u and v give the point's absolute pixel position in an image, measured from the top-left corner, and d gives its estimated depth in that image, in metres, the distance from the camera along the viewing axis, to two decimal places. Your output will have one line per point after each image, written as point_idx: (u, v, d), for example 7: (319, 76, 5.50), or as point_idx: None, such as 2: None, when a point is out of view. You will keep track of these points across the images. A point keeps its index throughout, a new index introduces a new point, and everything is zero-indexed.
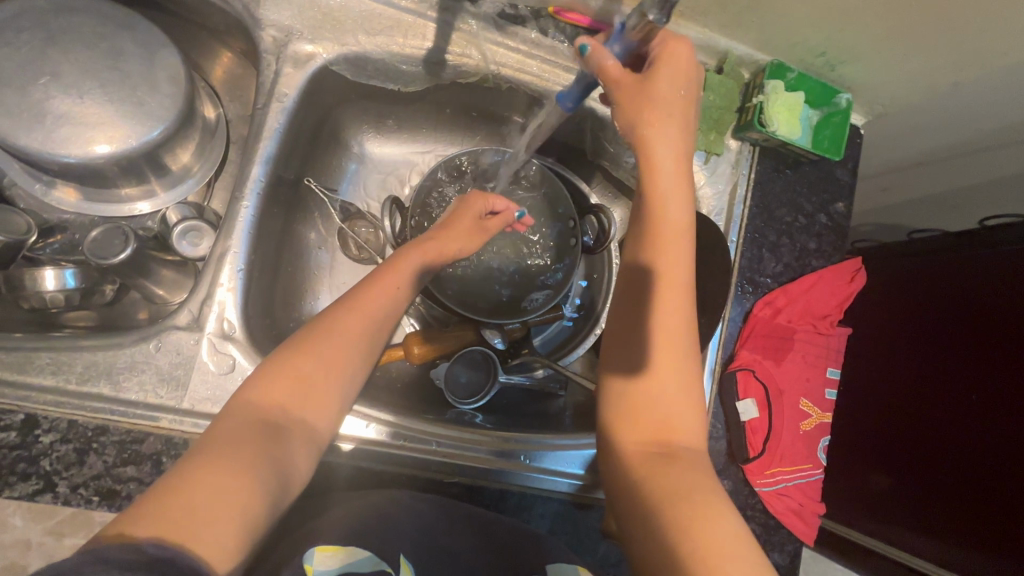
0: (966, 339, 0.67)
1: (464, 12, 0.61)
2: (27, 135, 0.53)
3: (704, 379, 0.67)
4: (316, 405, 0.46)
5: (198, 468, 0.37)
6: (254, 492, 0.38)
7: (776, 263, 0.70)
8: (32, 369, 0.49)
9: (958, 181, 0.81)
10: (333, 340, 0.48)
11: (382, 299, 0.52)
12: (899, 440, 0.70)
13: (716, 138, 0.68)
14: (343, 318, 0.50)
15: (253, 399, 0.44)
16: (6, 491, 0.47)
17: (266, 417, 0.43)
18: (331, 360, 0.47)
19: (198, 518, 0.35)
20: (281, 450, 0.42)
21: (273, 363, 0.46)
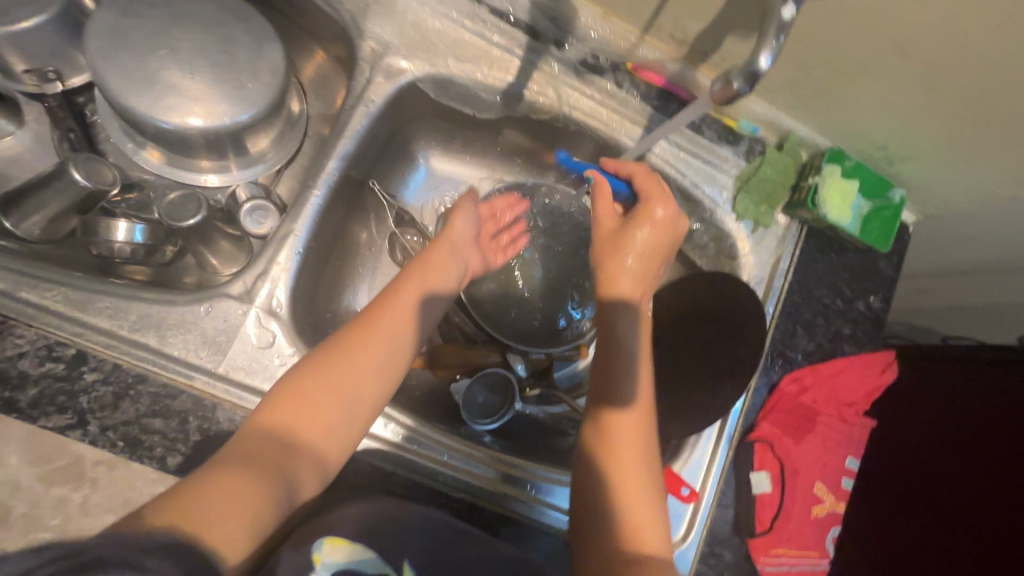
0: (992, 458, 0.66)
1: (549, 55, 0.65)
2: (136, 98, 0.57)
3: (720, 444, 0.66)
4: (343, 389, 0.49)
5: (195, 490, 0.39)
6: (262, 490, 0.42)
7: (808, 341, 0.70)
8: (91, 309, 0.51)
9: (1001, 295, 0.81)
10: (344, 359, 0.50)
11: (394, 320, 0.54)
12: (905, 547, 0.68)
13: (767, 210, 0.70)
14: (356, 338, 0.51)
15: (264, 418, 0.46)
16: (41, 420, 0.48)
17: (273, 439, 0.45)
18: (358, 348, 0.51)
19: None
20: (283, 471, 0.44)
21: (285, 383, 0.49)
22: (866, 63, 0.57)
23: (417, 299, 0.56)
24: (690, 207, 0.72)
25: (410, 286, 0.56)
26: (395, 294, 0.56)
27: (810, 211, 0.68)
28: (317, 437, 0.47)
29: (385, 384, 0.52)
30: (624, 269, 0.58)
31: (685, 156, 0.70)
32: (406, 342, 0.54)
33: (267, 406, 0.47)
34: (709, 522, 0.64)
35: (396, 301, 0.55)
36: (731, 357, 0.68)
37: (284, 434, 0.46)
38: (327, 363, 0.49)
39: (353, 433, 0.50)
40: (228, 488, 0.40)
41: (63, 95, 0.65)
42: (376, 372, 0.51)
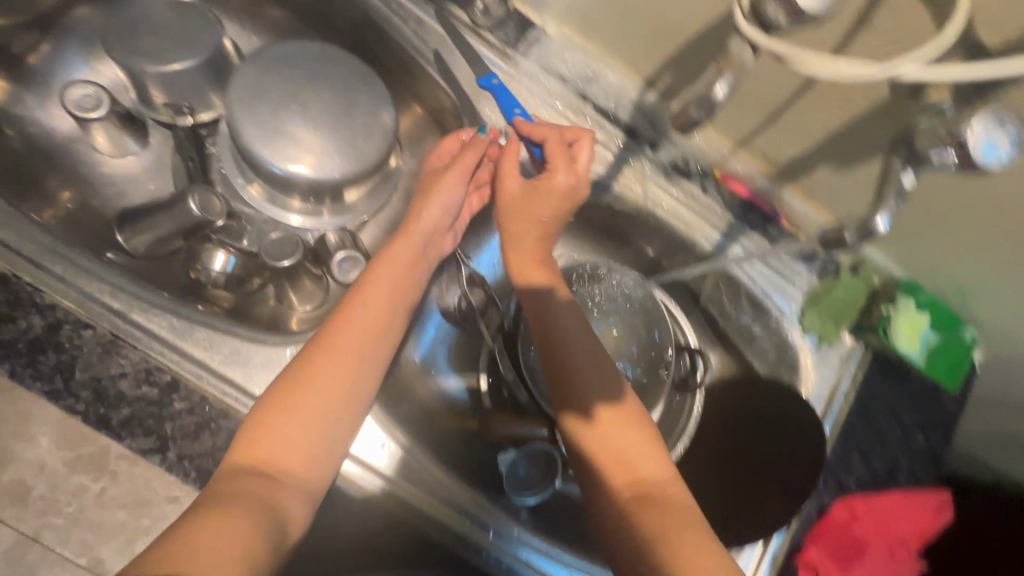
0: None
1: (642, 155, 0.68)
2: (263, 146, 0.62)
3: (763, 561, 0.66)
4: (313, 382, 0.51)
5: (189, 529, 0.39)
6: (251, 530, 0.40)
7: (863, 468, 0.69)
8: (190, 339, 0.54)
9: None
10: (310, 390, 0.50)
11: (354, 333, 0.54)
12: None
13: (834, 329, 0.71)
14: (319, 344, 0.53)
15: (240, 456, 0.47)
16: (126, 440, 0.50)
17: (253, 472, 0.45)
18: (321, 353, 0.52)
19: (214, 560, 0.37)
20: (268, 497, 0.44)
21: (254, 416, 0.49)
22: (955, 219, 0.58)
23: (383, 302, 0.57)
24: (757, 312, 0.73)
25: (389, 285, 0.58)
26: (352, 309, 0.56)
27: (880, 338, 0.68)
28: (295, 468, 0.48)
29: (356, 408, 0.52)
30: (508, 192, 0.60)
31: (759, 265, 0.72)
32: (377, 343, 0.55)
33: (240, 443, 0.47)
34: None
35: (365, 305, 0.56)
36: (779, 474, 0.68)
37: (261, 468, 0.46)
38: (291, 397, 0.50)
39: (329, 456, 0.50)
40: (217, 529, 0.39)
41: (190, 128, 0.70)
42: (350, 389, 0.52)
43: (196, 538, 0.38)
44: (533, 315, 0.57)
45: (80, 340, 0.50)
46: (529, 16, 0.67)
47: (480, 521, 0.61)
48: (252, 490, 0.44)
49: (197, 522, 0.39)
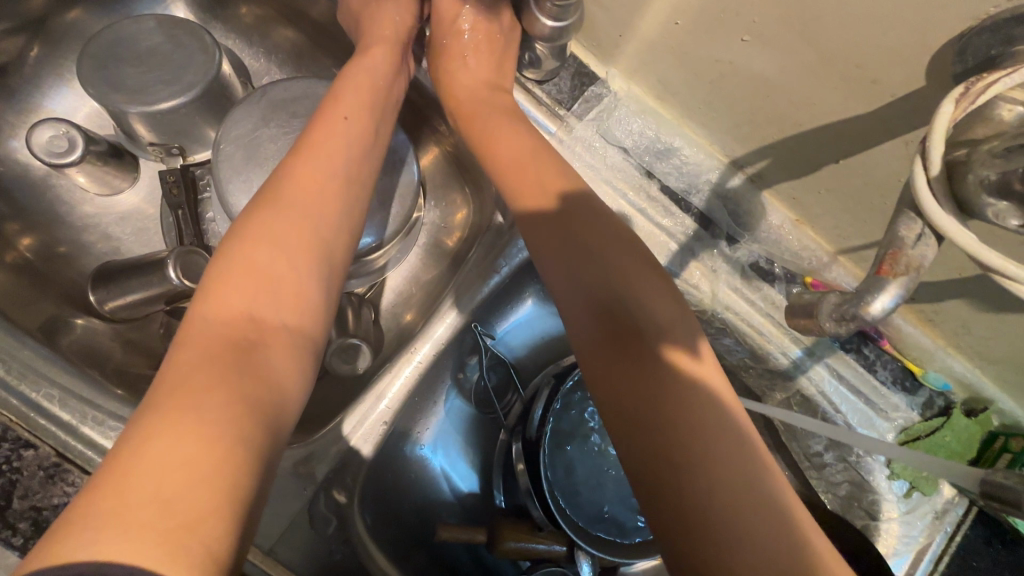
0: None
1: (716, 247, 0.55)
2: None
3: None
4: (256, 267, 0.41)
5: (150, 432, 0.31)
6: (240, 425, 0.33)
7: None
8: None
9: None
10: (281, 231, 0.43)
11: (329, 174, 0.48)
12: None
13: (929, 477, 0.58)
14: (252, 232, 0.42)
15: (205, 313, 0.38)
16: None
17: (227, 336, 0.37)
18: (261, 236, 0.42)
19: (191, 470, 0.30)
20: (260, 365, 0.37)
21: (212, 271, 0.40)
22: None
23: (358, 145, 0.50)
24: (833, 442, 0.61)
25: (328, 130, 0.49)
26: (328, 143, 0.49)
27: None
28: (283, 307, 0.40)
29: (339, 244, 0.47)
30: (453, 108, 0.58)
31: (847, 391, 0.57)
32: (331, 235, 0.46)
33: (201, 295, 0.39)
34: None
35: (329, 151, 0.48)
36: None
37: (237, 330, 0.37)
38: (260, 236, 0.42)
39: (321, 308, 0.44)
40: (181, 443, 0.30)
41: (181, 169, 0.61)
42: (322, 228, 0.45)
43: (147, 463, 0.29)
44: (565, 282, 0.46)
45: (20, 461, 0.42)
46: (591, 67, 0.54)
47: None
48: (229, 354, 0.36)
49: (166, 419, 0.31)
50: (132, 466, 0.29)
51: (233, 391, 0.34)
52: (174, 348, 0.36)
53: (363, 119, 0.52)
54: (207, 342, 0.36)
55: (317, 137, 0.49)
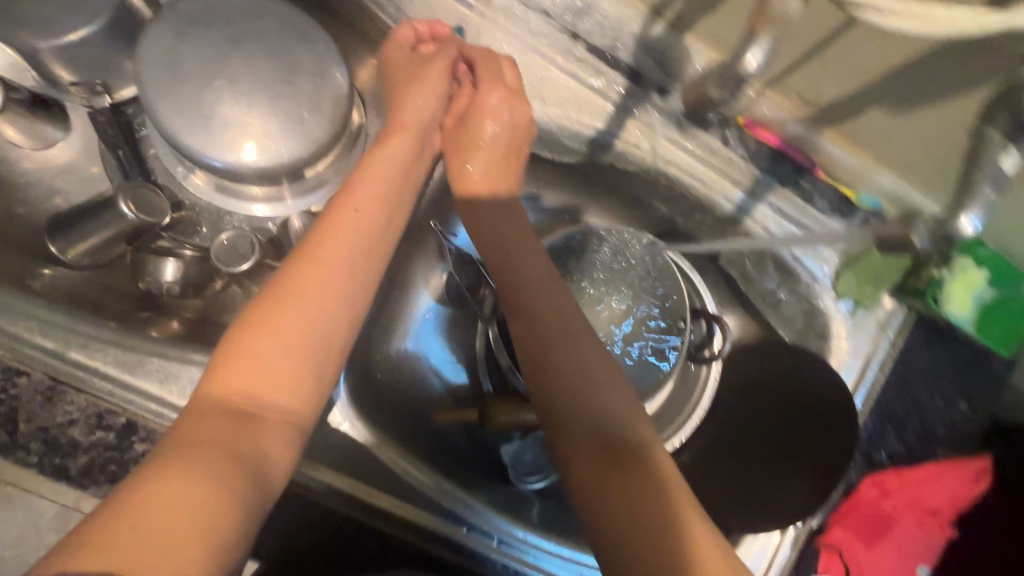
0: None
1: (649, 102, 0.57)
2: (191, 137, 0.51)
3: (784, 547, 0.62)
4: (260, 342, 0.41)
5: (141, 495, 0.32)
6: (224, 488, 0.34)
7: (898, 442, 0.63)
8: (142, 372, 0.48)
9: None
10: (298, 310, 0.43)
11: (351, 250, 0.47)
12: None
13: (871, 293, 0.62)
14: (260, 307, 0.43)
15: (209, 393, 0.40)
16: (90, 489, 0.46)
17: (227, 417, 0.39)
18: (267, 315, 0.42)
19: (164, 542, 0.31)
20: (248, 449, 0.38)
21: (221, 349, 0.41)
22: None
23: (380, 213, 0.49)
24: (783, 277, 0.65)
25: (374, 205, 0.49)
26: (344, 213, 0.48)
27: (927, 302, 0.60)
28: (278, 395, 0.41)
29: (347, 325, 0.45)
30: None
31: (790, 224, 0.61)
32: (339, 300, 0.45)
33: (206, 378, 0.41)
34: None
35: (354, 214, 0.48)
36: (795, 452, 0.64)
37: (234, 408, 0.39)
38: (274, 318, 0.42)
39: (321, 397, 0.44)
40: (159, 509, 0.32)
41: (111, 109, 0.59)
42: (332, 312, 0.44)
43: (126, 525, 0.31)
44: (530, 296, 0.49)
45: (17, 388, 0.45)
46: None
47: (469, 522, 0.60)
48: (226, 439, 0.37)
49: (149, 486, 0.32)
50: (108, 531, 0.31)
51: (212, 471, 0.35)
52: (178, 424, 0.39)
53: (395, 192, 0.51)
54: (208, 413, 0.38)
55: (348, 185, 0.49)
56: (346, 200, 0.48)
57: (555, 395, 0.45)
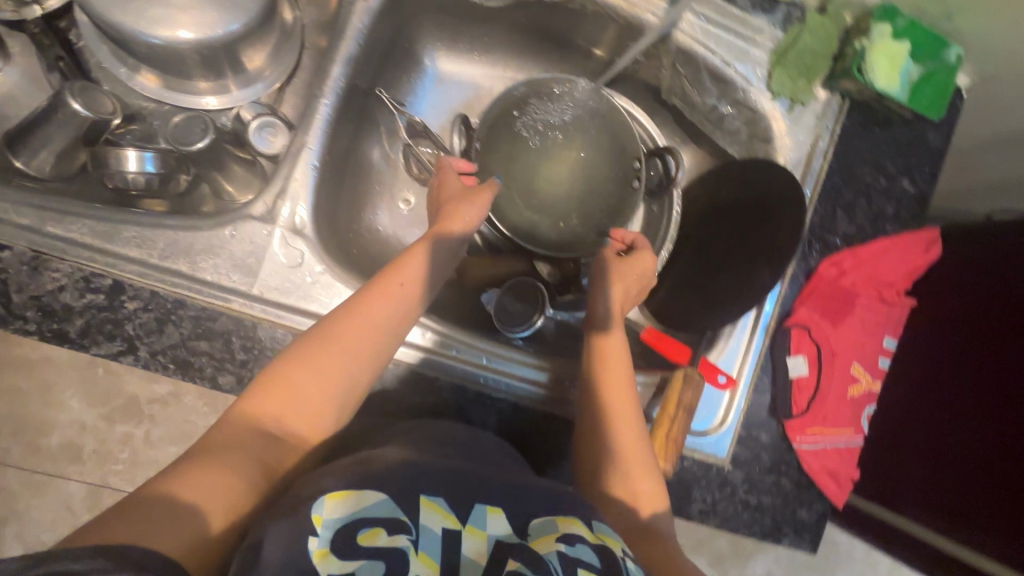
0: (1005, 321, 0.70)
1: None
2: (120, 12, 0.54)
3: (755, 335, 0.66)
4: (296, 368, 0.48)
5: (184, 476, 0.39)
6: (237, 487, 0.41)
7: (849, 223, 0.67)
8: (119, 240, 0.51)
9: None
10: (337, 352, 0.50)
11: (386, 319, 0.53)
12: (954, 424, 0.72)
13: (804, 85, 0.65)
14: (315, 335, 0.50)
15: (245, 412, 0.46)
16: (91, 349, 0.50)
17: (257, 434, 0.45)
18: (317, 340, 0.50)
19: (190, 512, 0.37)
20: (269, 465, 0.44)
21: (266, 375, 0.48)
22: None
23: (410, 303, 0.55)
24: (721, 88, 0.67)
25: (393, 282, 0.54)
26: (388, 285, 0.54)
27: (854, 79, 0.62)
28: (300, 423, 0.48)
29: (370, 376, 0.51)
30: None
31: (714, 31, 0.64)
32: (363, 360, 0.51)
33: (247, 396, 0.47)
34: (747, 404, 0.66)
35: (399, 288, 0.54)
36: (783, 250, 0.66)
37: (262, 420, 0.46)
38: (317, 355, 0.49)
39: (337, 422, 0.50)
40: (200, 485, 0.39)
41: (41, 22, 0.60)
42: (356, 368, 0.50)
43: (178, 487, 0.38)
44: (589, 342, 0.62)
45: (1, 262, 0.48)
46: None
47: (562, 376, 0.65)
48: (251, 451, 0.44)
49: (193, 473, 0.40)
50: (161, 487, 0.38)
51: (235, 483, 0.41)
52: (222, 418, 0.46)
53: (412, 293, 0.55)
54: (247, 420, 0.46)
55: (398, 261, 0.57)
56: (390, 277, 0.55)
57: (601, 347, 0.61)
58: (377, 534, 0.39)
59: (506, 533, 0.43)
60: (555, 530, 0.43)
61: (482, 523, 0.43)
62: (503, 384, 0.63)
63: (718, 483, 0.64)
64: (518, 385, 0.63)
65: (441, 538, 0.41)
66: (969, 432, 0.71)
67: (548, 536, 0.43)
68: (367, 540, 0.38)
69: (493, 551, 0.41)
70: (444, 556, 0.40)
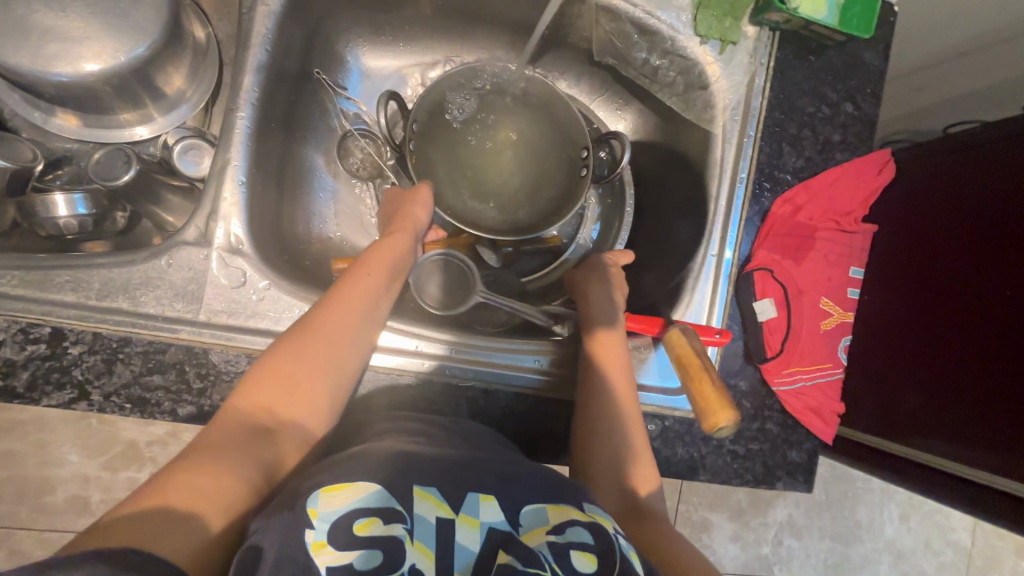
0: (977, 235, 0.69)
1: None
2: (15, 53, 0.52)
3: (720, 286, 0.65)
4: (291, 356, 0.47)
5: (177, 476, 0.37)
6: (236, 484, 0.39)
7: (796, 157, 0.66)
8: (52, 286, 0.50)
9: (990, 78, 0.81)
10: (322, 340, 0.48)
11: (369, 297, 0.53)
12: (942, 341, 0.71)
13: (732, 24, 0.64)
14: (302, 323, 0.49)
15: (240, 409, 0.44)
16: (43, 400, 0.49)
17: (253, 430, 0.43)
18: (303, 329, 0.49)
19: (186, 515, 0.35)
20: (269, 458, 0.42)
21: (260, 366, 0.47)
22: None
23: (388, 280, 0.55)
24: (649, 40, 0.65)
25: (380, 266, 0.55)
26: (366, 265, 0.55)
27: (779, 10, 0.61)
28: (296, 414, 0.46)
29: (360, 356, 0.51)
30: None
31: None
32: (353, 338, 0.50)
33: (239, 394, 0.45)
34: (721, 356, 0.65)
35: (374, 273, 0.54)
36: (736, 193, 0.65)
37: (261, 419, 0.44)
38: (304, 347, 0.48)
39: (334, 409, 0.49)
40: (195, 487, 0.37)
41: None
42: (347, 351, 0.50)
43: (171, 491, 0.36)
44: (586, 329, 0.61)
45: None
46: None
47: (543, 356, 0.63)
48: (248, 445, 0.42)
49: (189, 474, 0.37)
50: (154, 493, 0.36)
51: (234, 482, 0.39)
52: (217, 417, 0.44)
53: (387, 274, 0.55)
54: (242, 421, 0.43)
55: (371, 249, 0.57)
56: (369, 258, 0.56)
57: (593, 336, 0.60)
58: (373, 523, 0.39)
59: (499, 520, 0.42)
60: (545, 523, 0.42)
61: (473, 510, 0.42)
62: (487, 373, 0.61)
63: (703, 437, 0.64)
64: (512, 375, 0.61)
65: (435, 527, 0.41)
66: (959, 349, 0.69)
67: (540, 527, 0.42)
68: (363, 531, 0.38)
69: (485, 539, 0.41)
70: (438, 546, 0.39)
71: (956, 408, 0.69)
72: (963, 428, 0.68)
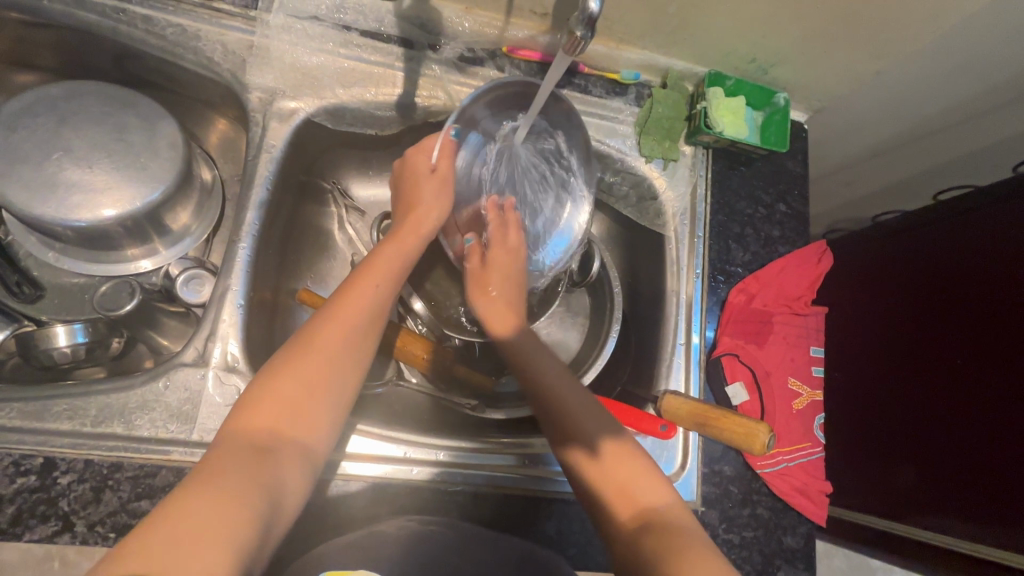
0: (922, 309, 0.76)
1: (427, 59, 0.69)
2: (42, 206, 0.58)
3: (692, 370, 0.69)
4: (288, 369, 0.47)
5: (184, 501, 0.37)
6: (245, 508, 0.38)
7: (744, 252, 0.74)
8: (48, 416, 0.52)
9: (902, 173, 0.93)
10: (314, 360, 0.47)
11: (370, 313, 0.52)
12: (917, 408, 0.73)
13: (671, 146, 0.74)
14: (301, 342, 0.49)
15: (240, 430, 0.44)
16: (27, 534, 0.49)
17: (252, 450, 0.42)
18: (301, 344, 0.48)
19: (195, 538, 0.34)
20: (271, 477, 0.41)
21: (257, 387, 0.46)
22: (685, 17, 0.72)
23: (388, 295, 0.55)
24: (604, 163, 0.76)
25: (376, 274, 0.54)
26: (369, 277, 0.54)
27: (707, 133, 0.72)
28: (298, 432, 0.45)
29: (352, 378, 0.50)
30: (183, 73, 0.68)
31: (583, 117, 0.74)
32: (355, 353, 0.50)
33: (238, 416, 0.44)
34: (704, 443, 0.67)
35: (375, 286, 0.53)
36: (694, 288, 0.72)
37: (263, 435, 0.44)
38: (295, 367, 0.47)
39: (332, 425, 0.48)
40: (201, 513, 0.36)
41: None
42: (344, 367, 0.49)
43: (177, 517, 0.35)
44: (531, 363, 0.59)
45: None
46: None
47: (519, 456, 0.63)
48: (252, 468, 0.41)
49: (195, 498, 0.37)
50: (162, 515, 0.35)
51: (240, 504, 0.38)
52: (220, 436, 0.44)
53: (389, 287, 0.55)
54: (242, 441, 0.43)
55: (371, 255, 0.57)
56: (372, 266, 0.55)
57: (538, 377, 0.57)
58: None
59: None
60: None
61: None
62: (472, 479, 0.61)
63: None
64: (497, 475, 0.62)
65: None
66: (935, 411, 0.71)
67: None
68: None
69: None
70: None
71: (946, 479, 0.69)
72: (956, 501, 0.67)
